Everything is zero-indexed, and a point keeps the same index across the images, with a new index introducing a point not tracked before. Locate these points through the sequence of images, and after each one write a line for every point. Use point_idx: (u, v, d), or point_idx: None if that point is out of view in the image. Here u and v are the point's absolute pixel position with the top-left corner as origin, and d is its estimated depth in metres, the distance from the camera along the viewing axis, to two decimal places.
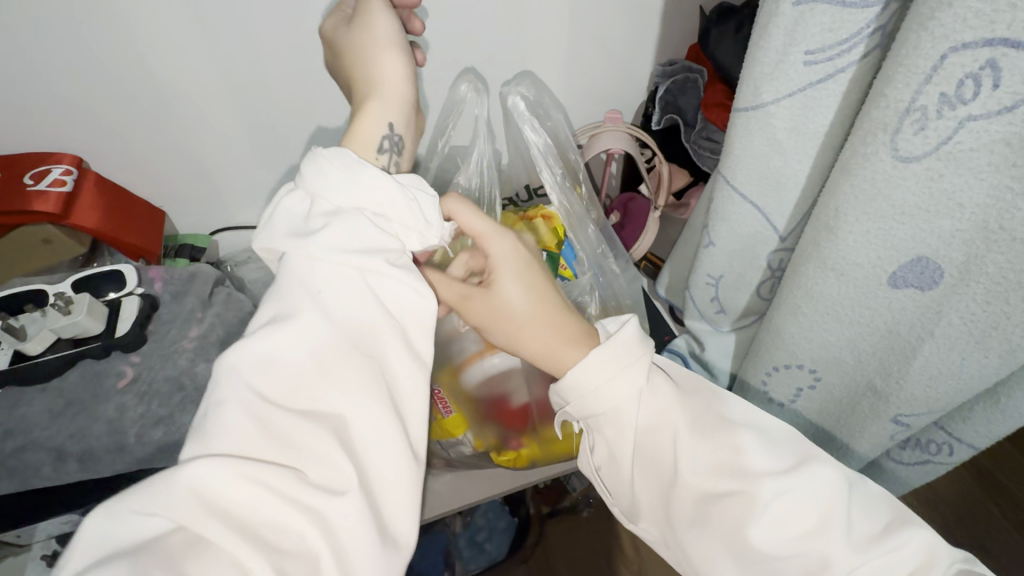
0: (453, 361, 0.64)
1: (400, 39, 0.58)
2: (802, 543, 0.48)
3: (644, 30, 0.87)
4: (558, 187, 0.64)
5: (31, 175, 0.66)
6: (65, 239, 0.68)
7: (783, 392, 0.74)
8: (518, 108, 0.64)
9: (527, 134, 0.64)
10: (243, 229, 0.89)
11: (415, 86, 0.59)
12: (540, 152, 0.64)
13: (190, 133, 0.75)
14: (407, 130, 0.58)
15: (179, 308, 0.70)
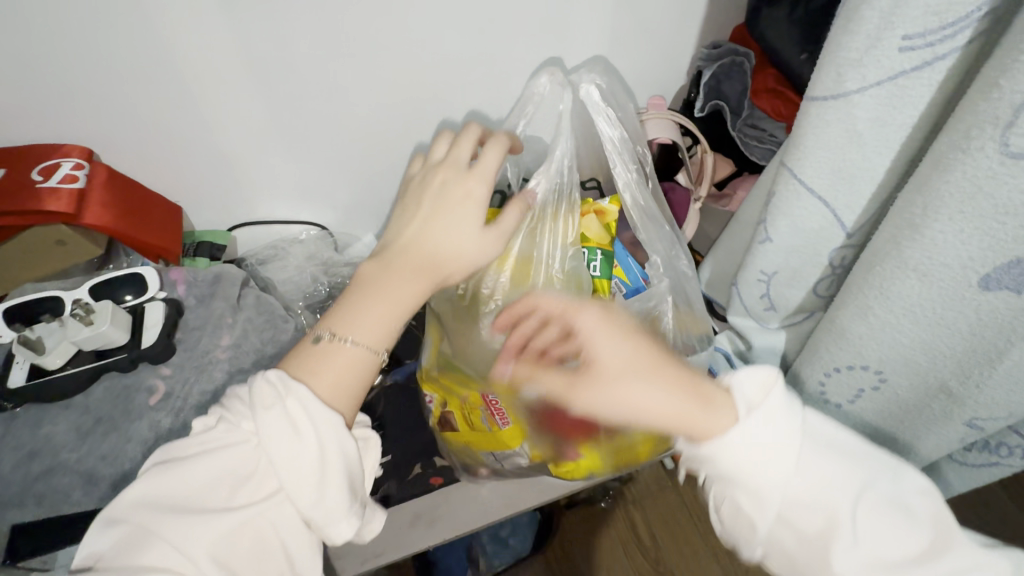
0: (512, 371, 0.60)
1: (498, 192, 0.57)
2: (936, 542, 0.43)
3: (689, 10, 0.82)
4: (632, 184, 0.61)
5: (39, 170, 0.60)
6: (80, 241, 0.62)
7: (840, 394, 0.72)
8: (592, 97, 0.60)
9: (599, 125, 0.60)
10: (263, 223, 0.83)
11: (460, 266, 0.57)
12: (613, 145, 0.60)
13: (208, 122, 0.69)
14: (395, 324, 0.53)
15: (208, 313, 0.64)
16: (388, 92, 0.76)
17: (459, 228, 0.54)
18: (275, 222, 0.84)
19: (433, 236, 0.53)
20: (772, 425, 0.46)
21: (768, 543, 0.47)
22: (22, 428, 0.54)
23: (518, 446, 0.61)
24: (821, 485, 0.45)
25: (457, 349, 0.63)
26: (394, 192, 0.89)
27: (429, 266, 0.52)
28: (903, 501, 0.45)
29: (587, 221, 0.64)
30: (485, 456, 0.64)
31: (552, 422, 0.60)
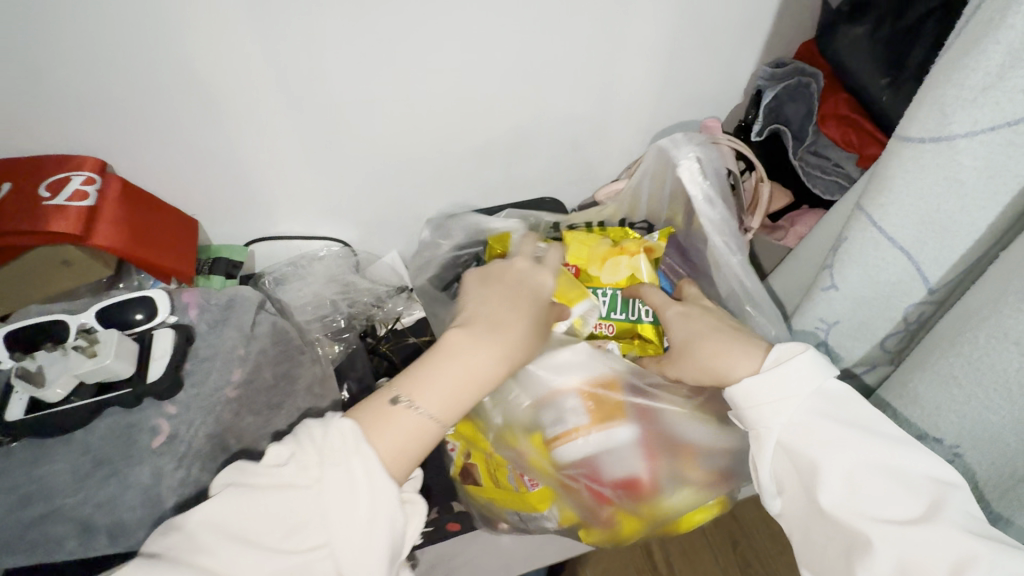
0: (545, 432, 0.54)
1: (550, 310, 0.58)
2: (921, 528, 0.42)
3: (755, 25, 0.75)
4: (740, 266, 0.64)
5: (48, 185, 0.56)
6: (87, 260, 0.58)
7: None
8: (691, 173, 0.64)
9: (699, 205, 0.64)
10: (282, 239, 0.78)
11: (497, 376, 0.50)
12: (710, 224, 0.64)
13: (228, 134, 0.65)
14: (429, 393, 0.47)
15: (219, 343, 0.60)
16: (421, 106, 0.70)
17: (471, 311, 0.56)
18: (296, 237, 0.79)
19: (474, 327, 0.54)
20: (801, 385, 0.49)
21: (792, 517, 0.49)
22: (18, 465, 0.51)
23: (547, 510, 0.56)
24: (859, 474, 0.46)
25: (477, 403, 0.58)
26: (422, 209, 0.84)
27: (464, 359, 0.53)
28: (929, 490, 0.44)
29: (637, 262, 0.65)
30: (508, 513, 0.59)
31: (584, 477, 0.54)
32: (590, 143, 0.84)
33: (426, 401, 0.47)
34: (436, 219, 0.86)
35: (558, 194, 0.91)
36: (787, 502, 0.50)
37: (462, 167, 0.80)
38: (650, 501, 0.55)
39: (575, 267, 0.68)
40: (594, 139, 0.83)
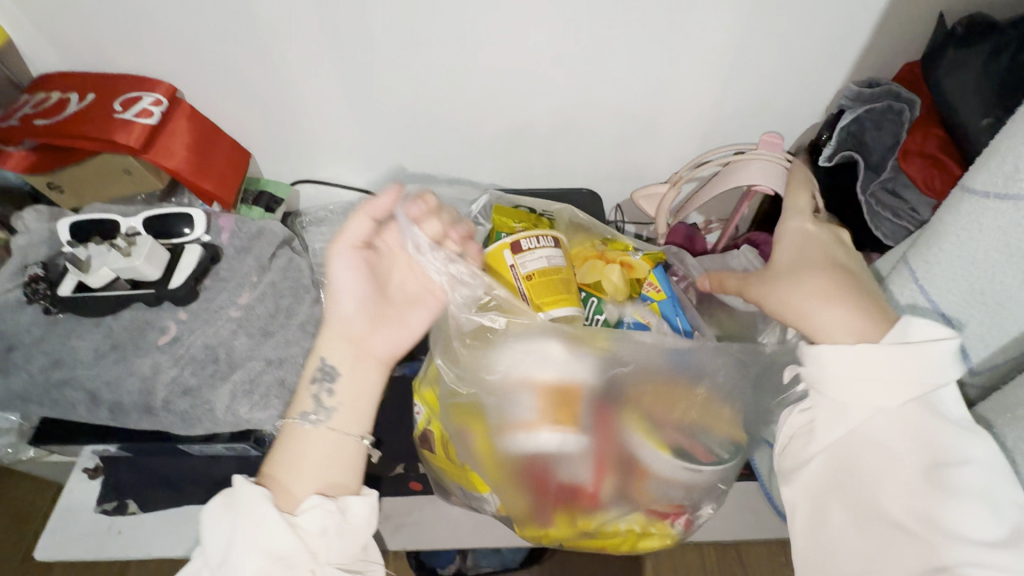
0: (492, 420, 0.54)
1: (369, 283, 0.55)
2: (981, 552, 0.40)
3: (839, 36, 0.68)
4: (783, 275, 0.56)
5: (122, 102, 0.64)
6: (144, 172, 0.66)
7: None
8: None
9: None
10: (325, 185, 0.83)
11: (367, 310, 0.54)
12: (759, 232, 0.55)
13: (283, 77, 0.69)
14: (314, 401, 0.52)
15: (238, 267, 0.66)
16: (464, 77, 0.71)
17: (407, 292, 0.57)
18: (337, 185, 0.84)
19: (404, 326, 0.56)
20: (920, 370, 0.44)
21: (824, 478, 0.48)
22: (57, 334, 0.59)
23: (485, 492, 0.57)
24: (942, 477, 0.42)
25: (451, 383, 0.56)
26: (458, 178, 0.84)
27: (363, 350, 0.54)
28: (1014, 518, 0.41)
29: (609, 270, 0.62)
30: (454, 485, 0.61)
31: (533, 471, 0.54)
32: (639, 140, 0.79)
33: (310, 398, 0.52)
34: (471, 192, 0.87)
35: (600, 188, 0.87)
36: (821, 460, 0.48)
37: (502, 144, 0.80)
38: (590, 512, 0.55)
39: None
40: (644, 137, 0.79)
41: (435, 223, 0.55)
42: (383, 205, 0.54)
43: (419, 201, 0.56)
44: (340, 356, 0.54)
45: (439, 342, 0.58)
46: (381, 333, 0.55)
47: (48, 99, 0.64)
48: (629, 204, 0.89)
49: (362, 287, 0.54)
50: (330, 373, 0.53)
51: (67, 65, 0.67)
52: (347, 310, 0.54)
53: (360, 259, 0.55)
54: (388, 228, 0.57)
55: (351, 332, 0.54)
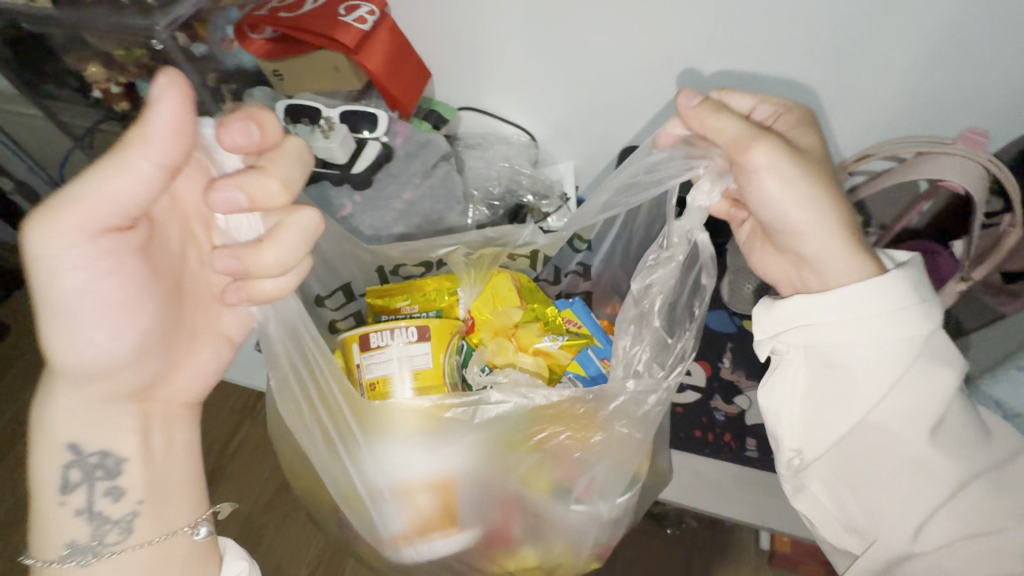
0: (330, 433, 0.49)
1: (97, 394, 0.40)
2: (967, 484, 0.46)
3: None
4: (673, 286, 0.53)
5: (346, 7, 0.73)
6: (349, 70, 0.75)
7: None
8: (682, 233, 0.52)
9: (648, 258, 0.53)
10: (486, 115, 0.89)
11: (95, 412, 0.40)
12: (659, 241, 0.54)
13: (478, 4, 0.76)
14: (79, 412, 0.39)
15: (405, 168, 0.75)
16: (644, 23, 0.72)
17: (199, 282, 0.44)
18: (496, 116, 0.89)
19: (196, 356, 0.45)
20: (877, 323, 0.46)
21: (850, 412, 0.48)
22: None
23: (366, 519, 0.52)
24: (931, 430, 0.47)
25: (307, 400, 0.49)
26: (609, 128, 0.86)
27: (148, 400, 0.43)
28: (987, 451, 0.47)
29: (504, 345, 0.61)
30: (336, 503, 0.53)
31: (441, 505, 0.51)
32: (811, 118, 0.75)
33: (87, 434, 0.40)
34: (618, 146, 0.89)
35: None
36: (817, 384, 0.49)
37: (663, 101, 0.80)
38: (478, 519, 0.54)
39: (471, 319, 0.63)
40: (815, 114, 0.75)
41: (275, 193, 0.39)
42: (163, 135, 0.33)
43: (242, 131, 0.37)
44: (99, 416, 0.40)
45: (291, 364, 0.48)
46: (183, 369, 0.44)
47: None
48: None
49: (145, 295, 0.38)
50: (111, 470, 0.41)
51: None
52: (116, 345, 0.38)
53: (131, 253, 0.36)
54: (194, 172, 0.41)
55: (129, 388, 0.41)
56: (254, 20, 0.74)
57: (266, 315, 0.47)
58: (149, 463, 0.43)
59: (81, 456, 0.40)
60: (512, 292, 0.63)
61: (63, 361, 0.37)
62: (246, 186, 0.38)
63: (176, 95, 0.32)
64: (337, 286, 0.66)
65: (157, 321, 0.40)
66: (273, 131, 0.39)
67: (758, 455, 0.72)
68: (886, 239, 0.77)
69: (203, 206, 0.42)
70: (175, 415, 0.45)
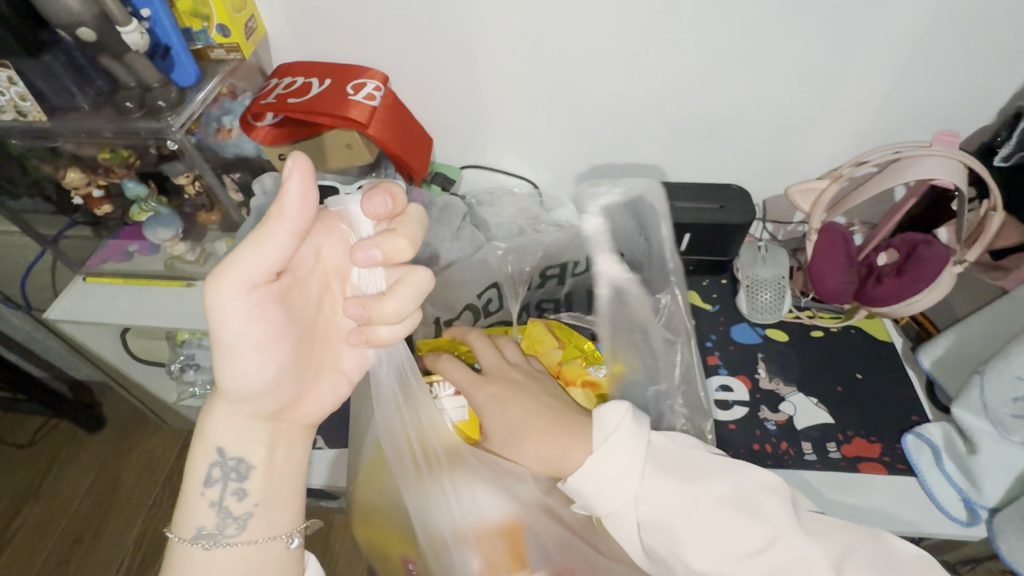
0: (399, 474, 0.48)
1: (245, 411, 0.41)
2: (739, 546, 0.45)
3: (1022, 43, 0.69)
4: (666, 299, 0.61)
5: (352, 86, 0.74)
6: (361, 146, 0.76)
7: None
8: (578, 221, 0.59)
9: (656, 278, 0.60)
10: (489, 171, 0.92)
11: (238, 425, 0.41)
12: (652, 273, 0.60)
13: (478, 70, 0.79)
14: (227, 422, 0.41)
15: (432, 234, 0.75)
16: (636, 71, 0.77)
17: (328, 325, 0.43)
18: (499, 170, 0.92)
19: (319, 386, 0.43)
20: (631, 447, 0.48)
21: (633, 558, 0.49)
22: None
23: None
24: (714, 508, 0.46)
25: (405, 439, 0.48)
26: (609, 168, 0.90)
27: (280, 420, 0.42)
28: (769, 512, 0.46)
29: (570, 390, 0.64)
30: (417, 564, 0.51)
31: (505, 551, 0.48)
32: (795, 138, 0.83)
33: (236, 442, 0.41)
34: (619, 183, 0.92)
35: (745, 184, 0.90)
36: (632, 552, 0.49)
37: (659, 139, 0.85)
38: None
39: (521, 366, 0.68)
40: (799, 133, 0.82)
41: (404, 248, 0.38)
42: (296, 207, 0.33)
43: (382, 202, 0.38)
44: (245, 432, 0.41)
45: (396, 407, 0.47)
46: (308, 399, 0.43)
47: (294, 82, 0.75)
48: (775, 201, 0.91)
49: (286, 332, 0.39)
50: (242, 474, 0.41)
51: (302, 56, 0.79)
52: (263, 374, 0.39)
53: (276, 302, 0.37)
54: (332, 233, 0.41)
55: (271, 407, 0.41)
56: (258, 109, 0.73)
57: (380, 359, 0.45)
58: (273, 473, 0.43)
59: (224, 459, 0.41)
60: (547, 334, 0.68)
61: (225, 384, 0.39)
62: (384, 245, 0.38)
63: (302, 173, 0.33)
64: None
65: (295, 355, 0.40)
66: (405, 199, 0.40)
67: (817, 458, 0.74)
68: (879, 235, 0.84)
69: (342, 261, 0.42)
70: (297, 435, 0.44)
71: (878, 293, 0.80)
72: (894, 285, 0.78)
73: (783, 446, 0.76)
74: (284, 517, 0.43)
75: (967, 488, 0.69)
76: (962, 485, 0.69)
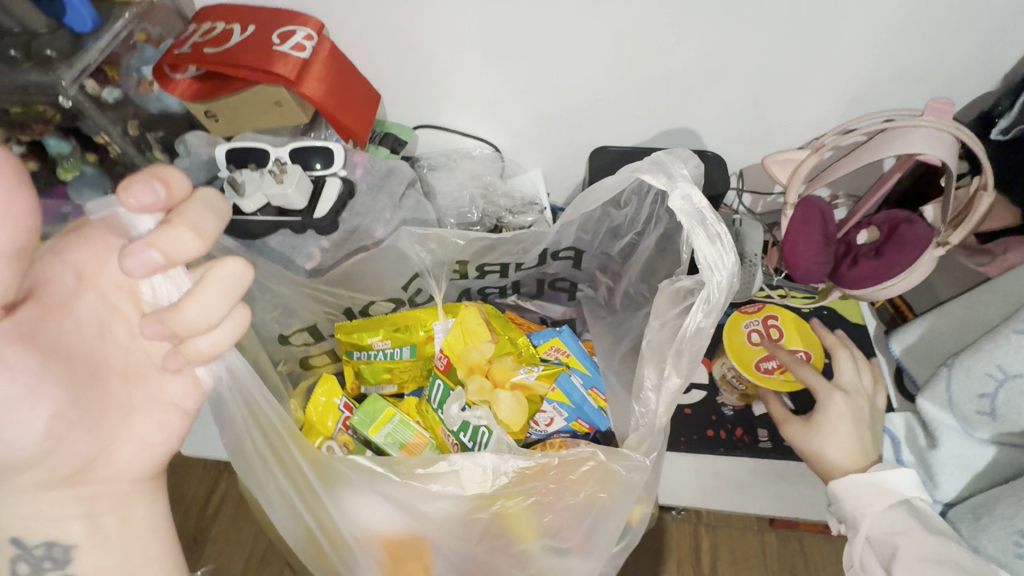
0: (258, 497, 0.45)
1: (32, 487, 0.33)
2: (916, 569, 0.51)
3: None
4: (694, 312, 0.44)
5: (279, 34, 0.66)
6: (292, 104, 0.69)
7: (993, 539, 0.55)
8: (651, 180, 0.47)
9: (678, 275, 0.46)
10: (446, 131, 0.84)
11: (32, 507, 0.34)
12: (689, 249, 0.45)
13: (425, 17, 0.70)
14: (13, 506, 0.33)
15: (372, 203, 0.69)
16: (603, 21, 0.68)
17: (132, 358, 0.37)
18: (455, 131, 0.84)
19: (135, 427, 0.38)
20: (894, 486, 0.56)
21: None
22: None
23: None
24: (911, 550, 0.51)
25: (258, 457, 0.45)
26: (575, 132, 0.83)
27: (88, 482, 0.36)
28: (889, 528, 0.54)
29: (500, 399, 0.56)
30: None
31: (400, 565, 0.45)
32: (778, 102, 0.75)
33: (37, 530, 0.34)
34: (587, 148, 0.85)
35: (723, 152, 0.83)
36: None
37: (630, 99, 0.77)
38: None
39: (446, 356, 0.59)
40: (783, 97, 0.74)
41: (189, 242, 0.32)
42: (1, 222, 0.27)
43: (147, 190, 0.31)
44: (41, 509, 0.34)
45: (246, 426, 0.44)
46: (121, 446, 0.37)
47: (213, 29, 0.67)
48: (752, 169, 0.85)
49: (51, 378, 0.31)
50: (60, 559, 0.35)
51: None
52: (32, 436, 0.32)
53: (24, 345, 0.30)
54: (97, 246, 0.34)
55: (64, 470, 0.34)
56: (173, 60, 0.66)
57: (218, 377, 0.42)
58: (102, 544, 0.36)
59: (26, 549, 0.34)
60: (481, 326, 0.57)
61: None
62: (160, 242, 0.31)
63: (2, 175, 0.26)
64: (302, 325, 0.59)
65: (75, 401, 0.33)
66: (182, 184, 0.33)
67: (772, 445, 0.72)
68: (861, 211, 0.78)
69: (120, 276, 0.35)
70: (126, 494, 0.38)
71: (853, 274, 0.74)
72: (871, 267, 0.72)
73: (738, 432, 0.74)
74: None
75: (922, 483, 0.65)
76: (918, 478, 0.65)
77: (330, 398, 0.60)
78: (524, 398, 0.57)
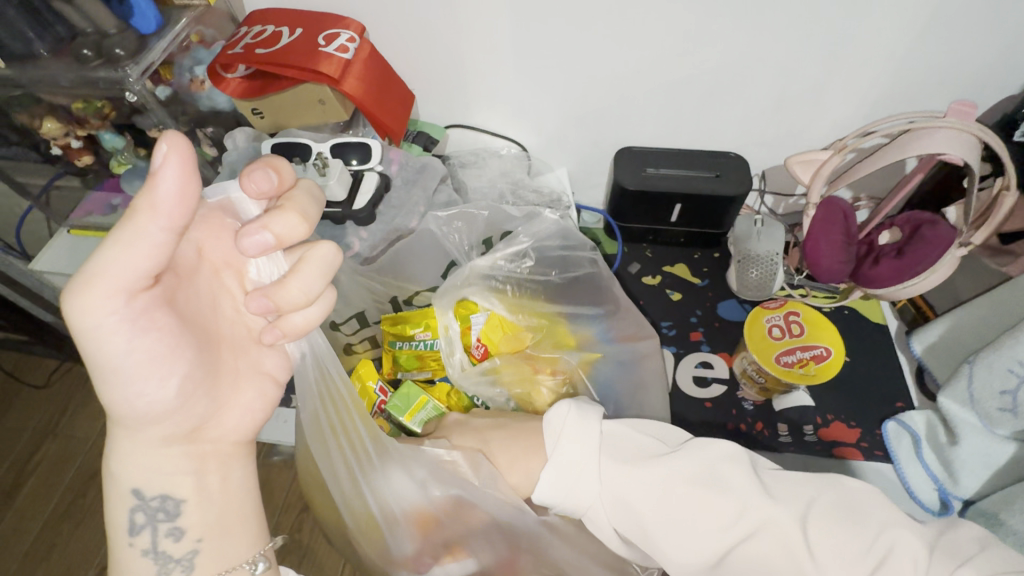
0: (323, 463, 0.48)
1: (159, 440, 0.37)
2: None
3: None
4: None
5: (324, 37, 0.70)
6: (334, 103, 0.73)
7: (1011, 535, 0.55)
8: None
9: None
10: (475, 130, 0.88)
11: (159, 460, 0.37)
12: None
13: (460, 22, 0.73)
14: (142, 458, 0.37)
15: (407, 197, 0.73)
16: (631, 24, 0.71)
17: (237, 330, 0.40)
18: (484, 131, 0.88)
19: (242, 395, 0.41)
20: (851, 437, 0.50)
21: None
22: None
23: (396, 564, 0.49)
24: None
25: (328, 429, 0.48)
26: (600, 132, 0.85)
27: (199, 441, 0.39)
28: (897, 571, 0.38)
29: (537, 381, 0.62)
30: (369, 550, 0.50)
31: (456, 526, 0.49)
32: (800, 104, 0.77)
33: (161, 481, 0.38)
34: (612, 148, 0.88)
35: (746, 153, 0.85)
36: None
37: (655, 101, 0.79)
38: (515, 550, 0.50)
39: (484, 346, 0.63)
40: (806, 99, 0.76)
41: (296, 226, 0.36)
42: (173, 200, 0.30)
43: (265, 178, 0.35)
44: (161, 463, 0.37)
45: (317, 397, 0.47)
46: (229, 411, 0.40)
47: (263, 31, 0.71)
48: (775, 171, 0.86)
49: (183, 341, 0.35)
50: (172, 511, 0.38)
51: (274, 3, 0.75)
52: (165, 392, 0.35)
53: (165, 308, 0.34)
54: (215, 226, 0.38)
55: (183, 428, 0.38)
56: (226, 60, 0.70)
57: (302, 353, 0.45)
58: (207, 501, 0.39)
59: (144, 500, 0.38)
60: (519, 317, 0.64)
61: (120, 410, 0.35)
62: (272, 225, 0.35)
63: (180, 159, 0.29)
64: (351, 312, 0.64)
65: (199, 364, 0.37)
66: (289, 175, 0.37)
67: (792, 439, 0.73)
68: (883, 213, 0.79)
69: (230, 255, 0.39)
70: (229, 454, 0.41)
71: (875, 274, 0.75)
72: (891, 266, 0.74)
73: (758, 425, 0.75)
74: (225, 542, 0.40)
75: (943, 478, 0.67)
76: (938, 475, 0.67)
77: (366, 382, 0.63)
78: (560, 381, 0.63)
